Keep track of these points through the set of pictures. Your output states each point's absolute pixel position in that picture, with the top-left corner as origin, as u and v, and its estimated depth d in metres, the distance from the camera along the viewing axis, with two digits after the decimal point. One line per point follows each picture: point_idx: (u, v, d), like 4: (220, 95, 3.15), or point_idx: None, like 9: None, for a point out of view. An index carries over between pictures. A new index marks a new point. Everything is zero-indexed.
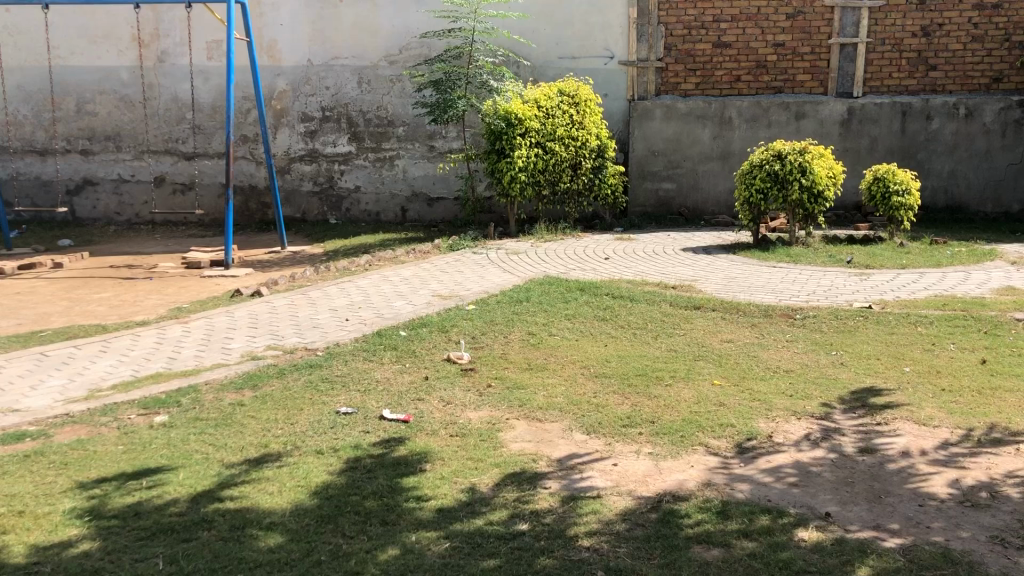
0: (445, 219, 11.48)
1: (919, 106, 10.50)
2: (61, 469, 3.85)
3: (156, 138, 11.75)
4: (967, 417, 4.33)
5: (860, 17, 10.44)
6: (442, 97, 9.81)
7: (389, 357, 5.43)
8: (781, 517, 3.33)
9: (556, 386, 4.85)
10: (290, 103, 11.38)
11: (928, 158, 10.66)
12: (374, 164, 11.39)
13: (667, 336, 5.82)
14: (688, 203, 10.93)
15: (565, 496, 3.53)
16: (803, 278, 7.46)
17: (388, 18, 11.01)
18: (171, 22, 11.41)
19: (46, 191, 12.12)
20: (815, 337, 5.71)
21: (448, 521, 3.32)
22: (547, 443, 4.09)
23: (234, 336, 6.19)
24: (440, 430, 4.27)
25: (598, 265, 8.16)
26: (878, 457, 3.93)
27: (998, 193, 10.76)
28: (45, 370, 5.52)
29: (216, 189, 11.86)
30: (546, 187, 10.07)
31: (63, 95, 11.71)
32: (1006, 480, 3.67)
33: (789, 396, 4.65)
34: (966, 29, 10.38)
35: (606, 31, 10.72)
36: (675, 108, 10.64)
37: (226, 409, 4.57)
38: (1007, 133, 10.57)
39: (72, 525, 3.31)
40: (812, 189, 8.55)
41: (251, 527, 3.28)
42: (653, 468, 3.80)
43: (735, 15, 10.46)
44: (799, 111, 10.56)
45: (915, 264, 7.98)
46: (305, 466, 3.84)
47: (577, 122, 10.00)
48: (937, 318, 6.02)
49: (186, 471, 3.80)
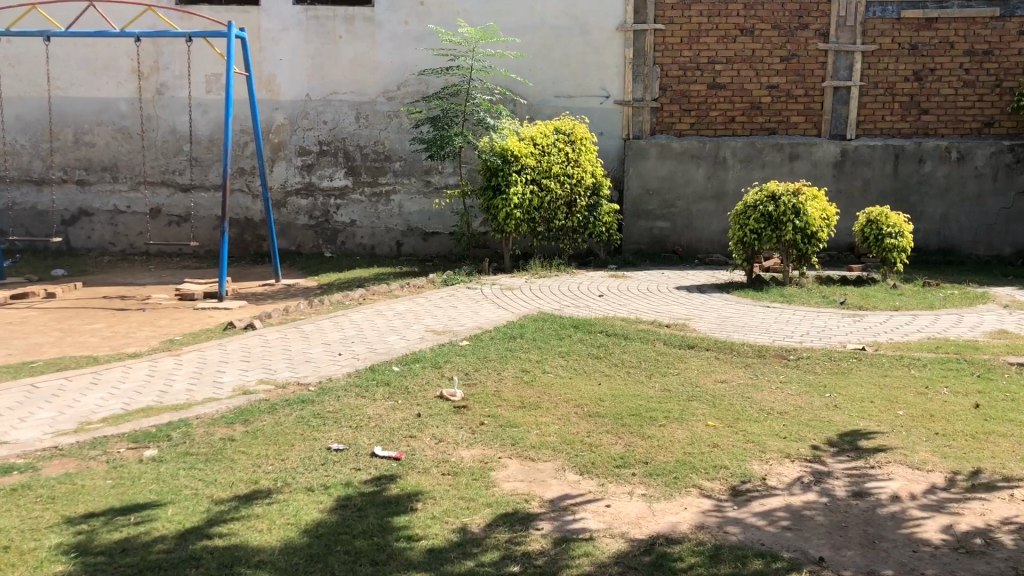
0: (440, 254, 11.52)
1: (912, 149, 10.61)
2: (48, 503, 3.81)
3: (152, 170, 11.80)
4: (960, 461, 4.32)
5: (853, 61, 10.56)
6: (439, 134, 9.83)
7: (382, 394, 5.39)
8: (775, 562, 3.30)
9: (549, 425, 4.83)
10: (287, 137, 11.43)
11: (921, 201, 10.75)
12: (370, 199, 11.44)
13: (661, 374, 5.83)
14: (683, 241, 10.98)
15: (557, 538, 3.50)
16: (797, 318, 7.48)
17: (387, 54, 11.13)
18: (171, 56, 11.52)
19: (41, 221, 12.11)
20: (808, 379, 5.71)
21: (439, 562, 3.29)
22: (540, 483, 4.07)
23: (227, 369, 6.16)
24: (432, 467, 4.25)
25: (592, 302, 8.17)
26: (870, 501, 3.91)
27: (990, 236, 10.84)
28: (35, 402, 5.47)
29: (211, 221, 11.89)
30: (541, 223, 10.10)
31: (61, 126, 11.76)
32: (1001, 526, 3.65)
33: (783, 438, 4.63)
34: (957, 74, 10.52)
35: (603, 71, 10.86)
36: (670, 147, 10.73)
37: (217, 444, 4.54)
38: (999, 177, 10.67)
39: (57, 562, 3.27)
40: (806, 230, 8.60)
41: (239, 566, 3.24)
42: (646, 510, 3.78)
43: (729, 57, 10.60)
44: (794, 152, 10.65)
45: (908, 306, 8.02)
46: (295, 504, 3.81)
47: (572, 160, 10.05)
48: (931, 361, 6.04)
49: (174, 507, 3.76)
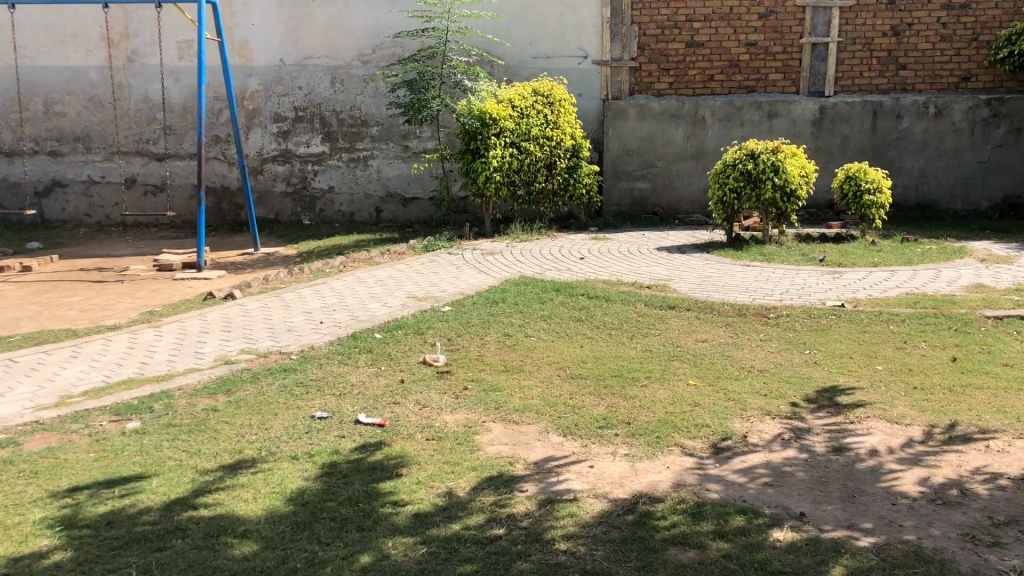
0: (420, 219, 11.45)
1: (890, 105, 10.61)
2: (31, 478, 3.80)
3: (126, 139, 11.63)
4: (938, 414, 4.38)
5: (831, 17, 10.54)
6: (416, 97, 9.74)
7: (365, 360, 5.40)
8: (756, 518, 3.35)
9: (532, 388, 4.85)
10: (262, 103, 11.30)
11: (899, 156, 10.79)
12: (348, 164, 11.34)
13: (643, 336, 5.84)
14: (663, 202, 10.98)
15: (541, 499, 3.53)
16: (777, 277, 7.51)
17: (360, 17, 10.94)
18: (141, 22, 11.28)
19: (14, 192, 11.95)
20: (789, 337, 5.75)
21: (425, 527, 3.31)
22: (523, 446, 4.09)
23: (207, 339, 6.14)
24: (416, 433, 4.26)
25: (573, 265, 8.17)
26: (848, 456, 3.96)
27: (967, 191, 10.90)
28: (14, 376, 5.45)
29: (188, 190, 11.78)
30: (521, 186, 10.06)
31: (30, 96, 11.55)
32: (976, 477, 3.72)
33: (763, 395, 4.68)
34: (935, 29, 10.50)
35: (580, 31, 10.74)
36: (649, 107, 10.67)
37: (200, 415, 4.53)
38: (976, 131, 10.69)
39: (43, 536, 3.26)
40: (785, 188, 8.59)
41: (225, 535, 3.25)
42: (628, 470, 3.82)
43: (707, 15, 10.51)
44: (772, 110, 10.64)
45: (887, 262, 8.07)
46: (280, 472, 3.82)
47: (551, 122, 9.98)
48: (909, 316, 6.10)
49: (159, 479, 3.76)
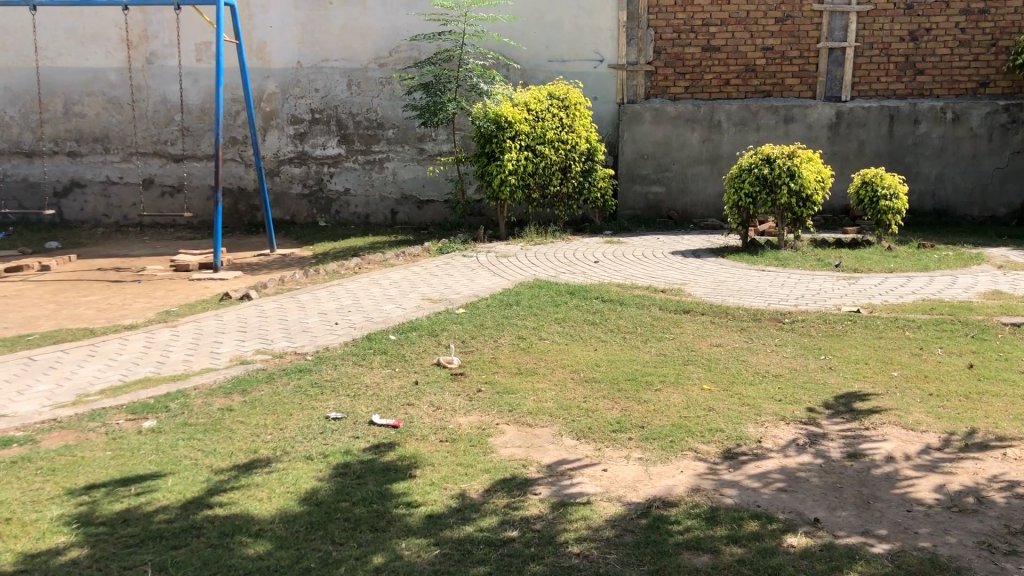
0: (435, 222, 11.49)
1: (907, 110, 10.56)
2: (48, 475, 3.83)
3: (144, 140, 11.72)
4: (954, 421, 4.36)
5: (848, 22, 10.49)
6: (431, 100, 9.77)
7: (379, 361, 5.42)
8: (770, 523, 3.34)
9: (545, 391, 4.85)
10: (279, 105, 11.36)
11: (916, 161, 10.72)
12: (364, 166, 11.38)
13: (657, 340, 5.84)
14: (678, 206, 10.97)
15: (554, 502, 3.53)
16: (792, 282, 7.48)
17: (378, 19, 10.98)
18: (160, 24, 11.37)
19: (33, 192, 12.07)
20: (804, 342, 5.73)
21: (438, 528, 3.32)
22: (537, 448, 4.10)
23: (223, 339, 6.17)
24: (430, 435, 4.27)
25: (587, 269, 8.16)
26: (864, 462, 3.95)
27: (985, 196, 10.84)
28: (33, 374, 5.50)
29: (205, 191, 11.85)
30: (536, 190, 10.07)
31: (50, 97, 11.66)
32: (992, 484, 3.70)
33: (778, 400, 4.66)
34: (953, 34, 10.44)
35: (596, 35, 10.75)
36: (664, 111, 10.66)
37: (215, 414, 4.56)
38: (993, 137, 10.63)
39: (59, 533, 3.29)
40: (800, 193, 8.55)
41: (240, 534, 3.27)
42: (642, 474, 3.81)
43: (724, 19, 10.50)
44: (788, 115, 10.60)
45: (903, 268, 8.03)
46: (294, 472, 3.83)
47: (567, 125, 9.99)
48: (925, 322, 6.06)
49: (175, 477, 3.79)
